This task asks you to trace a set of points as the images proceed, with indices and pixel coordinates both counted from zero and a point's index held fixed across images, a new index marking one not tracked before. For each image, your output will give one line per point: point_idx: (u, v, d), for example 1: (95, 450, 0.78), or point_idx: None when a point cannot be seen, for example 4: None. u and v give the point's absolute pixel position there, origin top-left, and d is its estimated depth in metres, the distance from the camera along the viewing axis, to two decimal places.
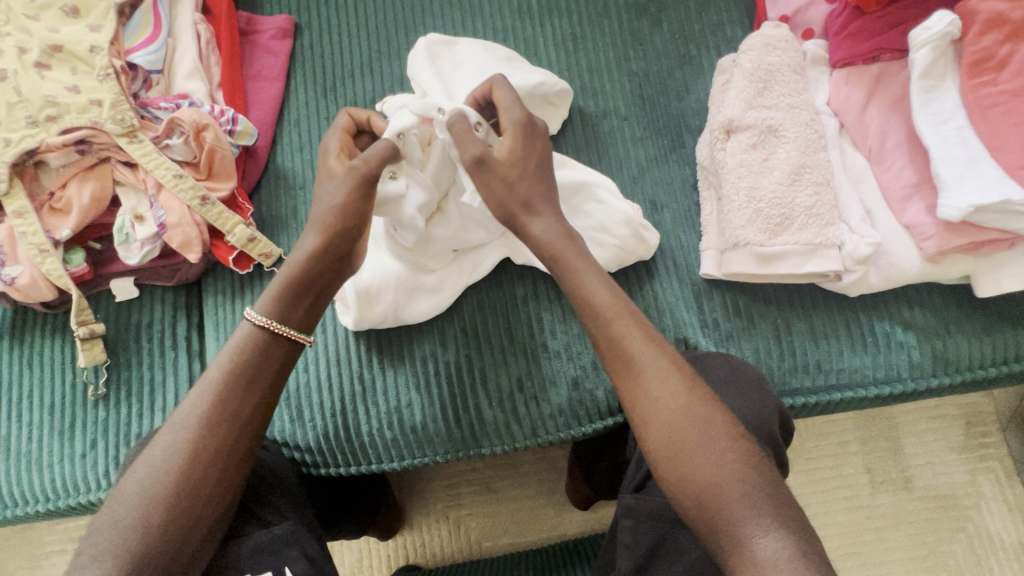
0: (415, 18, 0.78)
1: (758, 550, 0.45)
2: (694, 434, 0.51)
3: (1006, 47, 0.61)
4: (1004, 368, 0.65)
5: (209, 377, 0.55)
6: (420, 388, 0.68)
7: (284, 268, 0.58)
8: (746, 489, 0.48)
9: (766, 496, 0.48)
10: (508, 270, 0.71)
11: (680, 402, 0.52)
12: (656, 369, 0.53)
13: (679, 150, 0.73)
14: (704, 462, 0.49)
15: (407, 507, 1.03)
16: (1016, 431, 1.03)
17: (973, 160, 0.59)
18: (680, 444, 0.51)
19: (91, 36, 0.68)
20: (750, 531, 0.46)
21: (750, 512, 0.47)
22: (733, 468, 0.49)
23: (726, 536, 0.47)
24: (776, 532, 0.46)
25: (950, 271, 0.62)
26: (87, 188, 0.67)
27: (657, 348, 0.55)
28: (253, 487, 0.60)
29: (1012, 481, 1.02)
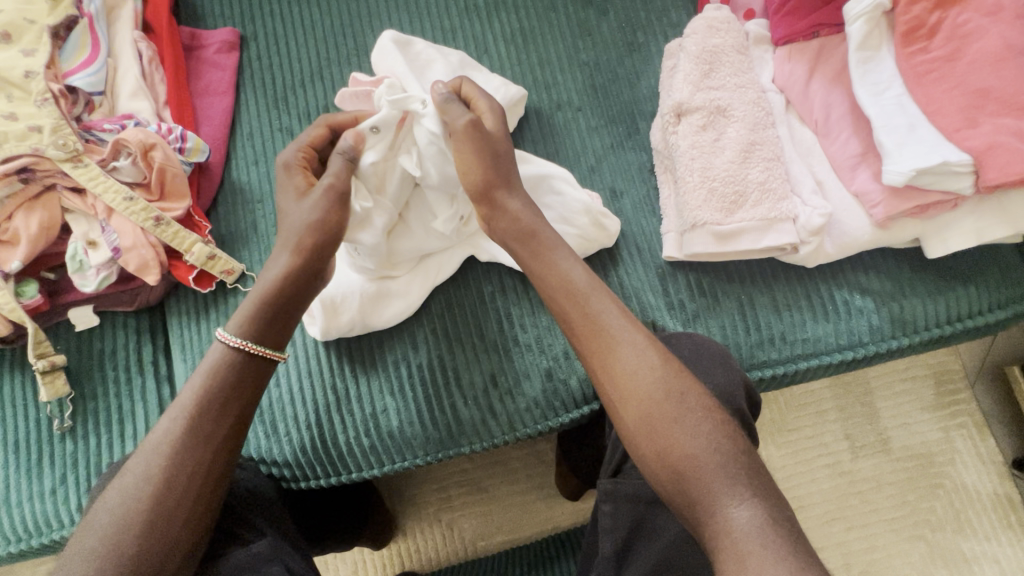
0: (362, 23, 0.78)
1: (730, 521, 0.46)
2: (663, 414, 0.52)
3: (935, 14, 0.63)
4: (960, 325, 0.67)
5: (179, 402, 0.54)
6: (395, 393, 0.67)
7: (259, 286, 0.59)
8: (716, 463, 0.49)
9: (736, 468, 0.49)
10: (474, 268, 0.71)
11: (649, 383, 0.53)
12: (625, 353, 0.55)
13: (634, 137, 0.74)
14: (673, 440, 0.50)
15: (399, 514, 1.03)
16: (983, 386, 1.07)
17: (912, 126, 0.61)
18: (650, 424, 0.52)
19: (26, 61, 0.66)
20: (724, 502, 0.47)
21: (720, 483, 0.48)
22: (702, 443, 0.50)
23: (701, 510, 0.48)
24: (747, 501, 0.47)
25: (900, 234, 0.64)
26: (36, 218, 0.65)
27: (621, 332, 0.56)
28: (231, 507, 0.59)
29: (984, 434, 1.05)
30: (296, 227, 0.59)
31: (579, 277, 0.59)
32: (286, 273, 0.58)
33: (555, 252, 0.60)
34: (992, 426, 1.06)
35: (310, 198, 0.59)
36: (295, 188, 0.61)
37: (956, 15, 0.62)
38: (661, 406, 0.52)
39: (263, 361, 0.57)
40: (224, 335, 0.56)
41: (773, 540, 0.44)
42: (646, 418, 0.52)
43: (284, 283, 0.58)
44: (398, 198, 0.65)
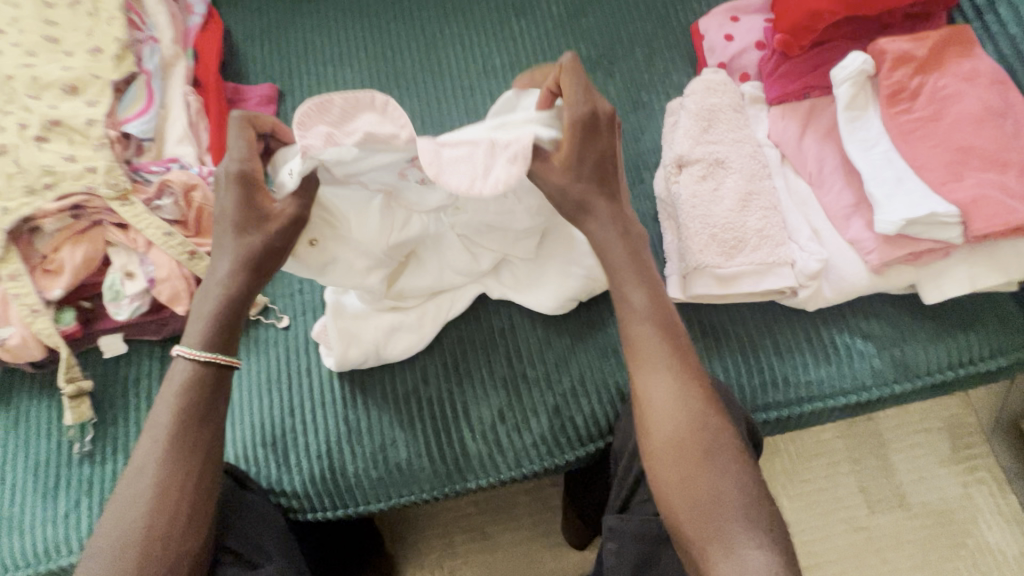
0: (390, 81, 0.85)
1: (747, 563, 0.47)
2: (676, 451, 0.52)
3: (916, 79, 0.68)
4: (962, 370, 0.68)
5: (188, 422, 0.55)
6: (403, 426, 0.69)
7: (206, 298, 0.58)
8: (736, 506, 0.50)
9: (754, 515, 0.49)
10: (486, 304, 0.74)
11: (673, 416, 0.53)
12: (651, 381, 0.55)
13: (639, 186, 0.79)
14: (697, 475, 0.51)
15: (401, 560, 1.02)
16: (1001, 441, 1.06)
17: (900, 179, 0.65)
18: (680, 458, 0.52)
19: (88, 111, 0.73)
20: (743, 544, 0.48)
21: (731, 524, 0.49)
22: (715, 485, 0.50)
23: (721, 549, 0.48)
24: (755, 544, 0.48)
25: (894, 280, 0.66)
26: (81, 250, 0.70)
27: (659, 358, 0.55)
28: (231, 521, 0.59)
29: (1005, 492, 1.03)
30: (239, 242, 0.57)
31: (641, 301, 0.57)
32: (244, 288, 0.58)
33: (627, 273, 0.58)
34: (1015, 483, 1.03)
35: (263, 225, 0.57)
36: (259, 211, 0.57)
37: (935, 80, 0.67)
38: (687, 442, 0.52)
39: (228, 370, 0.58)
40: (189, 352, 0.57)
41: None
42: (674, 451, 0.52)
43: (236, 296, 0.58)
44: (397, 250, 0.66)
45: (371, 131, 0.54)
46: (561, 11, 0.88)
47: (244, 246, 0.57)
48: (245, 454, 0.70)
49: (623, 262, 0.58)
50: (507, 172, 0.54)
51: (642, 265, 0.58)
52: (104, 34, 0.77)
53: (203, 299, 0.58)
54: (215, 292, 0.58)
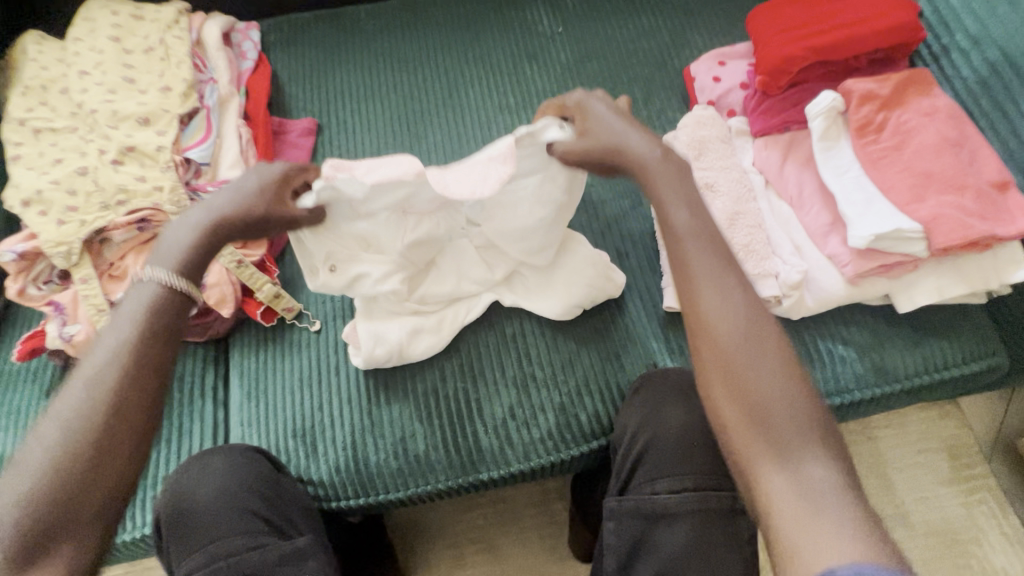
0: (416, 117, 0.96)
1: (806, 476, 0.47)
2: (738, 356, 0.52)
3: (881, 114, 0.77)
4: (938, 374, 0.74)
5: (149, 333, 0.53)
6: (422, 420, 0.76)
7: (179, 235, 0.59)
8: (796, 415, 0.49)
9: (814, 428, 0.49)
10: (498, 310, 0.81)
11: (732, 323, 0.53)
12: (706, 298, 0.54)
13: (639, 208, 0.88)
14: (752, 385, 0.50)
15: (412, 571, 1.06)
16: (1000, 462, 1.09)
17: (870, 201, 0.73)
18: (738, 364, 0.51)
19: (158, 139, 0.84)
20: (803, 455, 0.48)
21: (790, 436, 0.48)
22: (778, 394, 0.50)
23: (779, 459, 0.48)
24: (817, 461, 0.47)
25: (870, 290, 0.73)
26: (143, 258, 0.80)
27: (713, 275, 0.55)
28: (262, 495, 0.65)
29: (1006, 512, 1.06)
30: (225, 200, 0.62)
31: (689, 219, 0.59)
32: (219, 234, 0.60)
33: (678, 195, 0.60)
34: (1015, 504, 1.06)
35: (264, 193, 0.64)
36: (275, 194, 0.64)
37: (898, 115, 0.76)
38: (741, 353, 0.52)
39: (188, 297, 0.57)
40: (159, 274, 0.56)
41: (838, 497, 0.45)
42: (726, 365, 0.52)
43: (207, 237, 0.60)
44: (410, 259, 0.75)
45: (383, 175, 0.65)
46: (569, 56, 0.99)
47: (244, 206, 0.62)
48: (279, 444, 0.76)
49: (672, 183, 0.61)
50: (502, 173, 0.64)
51: (692, 190, 0.61)
52: (173, 76, 0.89)
53: (180, 228, 0.60)
54: (191, 228, 0.60)
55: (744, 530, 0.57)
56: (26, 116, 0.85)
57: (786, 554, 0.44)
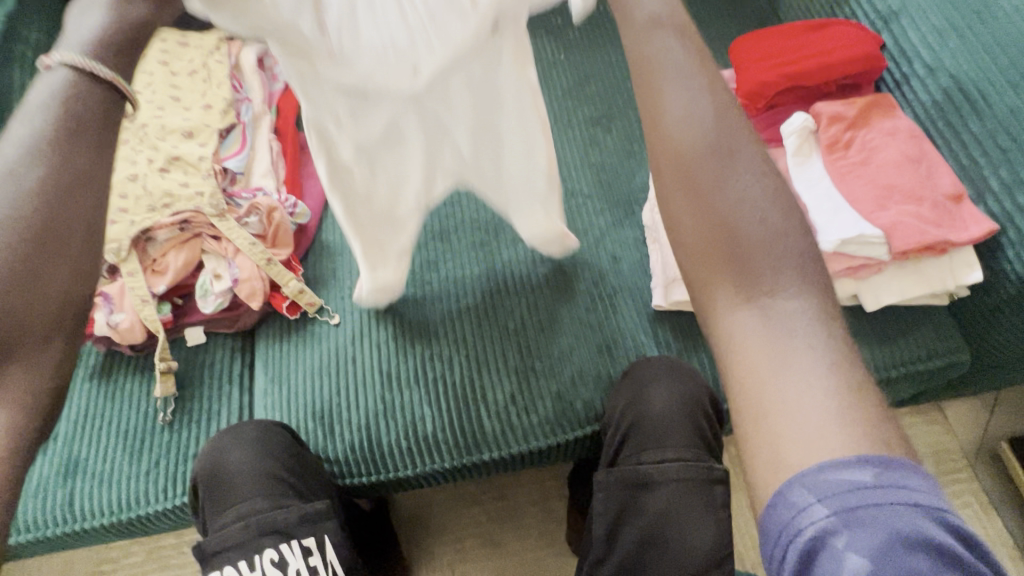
0: None
1: (776, 305, 0.41)
2: (697, 166, 0.44)
3: (848, 133, 0.85)
4: (904, 369, 0.81)
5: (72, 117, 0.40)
6: (431, 404, 0.83)
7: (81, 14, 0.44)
8: (768, 236, 0.42)
9: (793, 251, 0.42)
10: (502, 307, 0.89)
11: (696, 128, 0.44)
12: (670, 111, 0.45)
13: (631, 217, 0.96)
14: (715, 199, 0.43)
15: (415, 564, 1.10)
16: (984, 468, 1.14)
17: (838, 210, 0.80)
18: (705, 173, 0.44)
19: (201, 150, 0.94)
20: (774, 283, 0.41)
21: (758, 263, 0.42)
22: (743, 213, 0.43)
23: (745, 285, 0.41)
24: (792, 295, 0.41)
25: (839, 291, 0.81)
26: (182, 256, 0.88)
27: (685, 94, 0.46)
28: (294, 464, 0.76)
29: (991, 516, 1.10)
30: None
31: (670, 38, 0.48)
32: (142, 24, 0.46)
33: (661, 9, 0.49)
34: (1000, 508, 1.10)
35: None
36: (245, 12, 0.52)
37: (864, 134, 0.85)
38: (704, 159, 0.44)
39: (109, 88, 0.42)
40: (73, 61, 0.41)
41: (809, 329, 0.40)
42: (681, 172, 0.44)
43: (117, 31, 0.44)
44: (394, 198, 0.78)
45: None
46: (569, 80, 1.09)
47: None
48: (300, 424, 0.84)
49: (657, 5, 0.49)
50: None
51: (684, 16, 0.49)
52: (214, 95, 1.00)
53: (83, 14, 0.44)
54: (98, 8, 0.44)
55: (718, 493, 0.67)
56: None
57: (748, 410, 0.39)
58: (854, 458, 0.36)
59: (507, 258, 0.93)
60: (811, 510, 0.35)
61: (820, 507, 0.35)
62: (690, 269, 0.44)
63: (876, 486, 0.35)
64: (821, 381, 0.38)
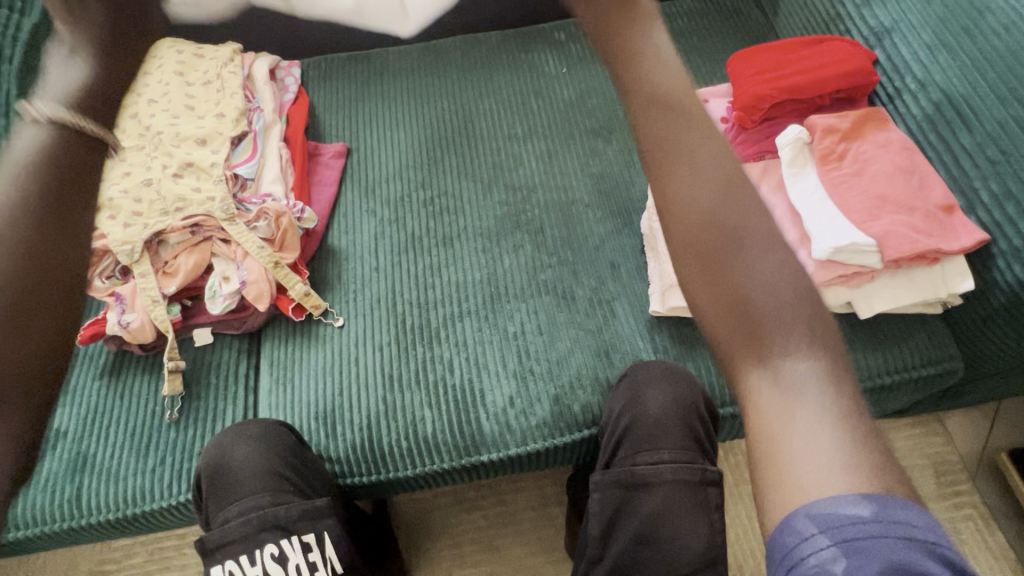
0: (435, 143, 1.09)
1: (792, 372, 0.42)
2: (709, 232, 0.45)
3: (841, 145, 0.87)
4: (897, 376, 0.82)
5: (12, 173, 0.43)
6: (431, 406, 0.85)
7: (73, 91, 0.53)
8: (784, 303, 0.43)
9: (802, 317, 0.44)
10: (502, 310, 0.91)
11: (699, 202, 0.46)
12: (690, 178, 0.47)
13: (630, 225, 0.98)
14: (733, 279, 0.44)
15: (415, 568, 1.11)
16: (984, 479, 1.13)
17: (832, 219, 0.82)
18: (721, 245, 0.45)
19: (213, 157, 0.97)
20: (788, 351, 0.43)
21: (774, 334, 0.43)
22: (763, 286, 0.44)
23: (763, 355, 0.43)
24: (804, 353, 0.43)
25: (834, 299, 0.82)
26: (192, 258, 0.91)
27: (704, 165, 0.47)
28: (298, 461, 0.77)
29: (991, 528, 1.09)
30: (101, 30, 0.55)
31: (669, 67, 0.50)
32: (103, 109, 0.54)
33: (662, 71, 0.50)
34: (1000, 521, 1.10)
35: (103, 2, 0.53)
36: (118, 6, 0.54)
37: (857, 146, 0.87)
38: (716, 233, 0.45)
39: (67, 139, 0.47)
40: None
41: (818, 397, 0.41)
42: (691, 249, 0.46)
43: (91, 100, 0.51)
44: None
45: None
46: (571, 93, 1.12)
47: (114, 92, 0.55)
48: (303, 424, 0.86)
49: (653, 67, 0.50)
50: None
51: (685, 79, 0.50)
52: (227, 104, 1.03)
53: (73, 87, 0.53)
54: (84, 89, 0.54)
55: (711, 495, 0.69)
56: None
57: (764, 455, 0.42)
58: (854, 497, 0.37)
59: (508, 264, 0.95)
60: (813, 539, 0.37)
61: (821, 537, 0.37)
62: (721, 349, 0.45)
63: (874, 520, 0.37)
64: (835, 437, 0.40)
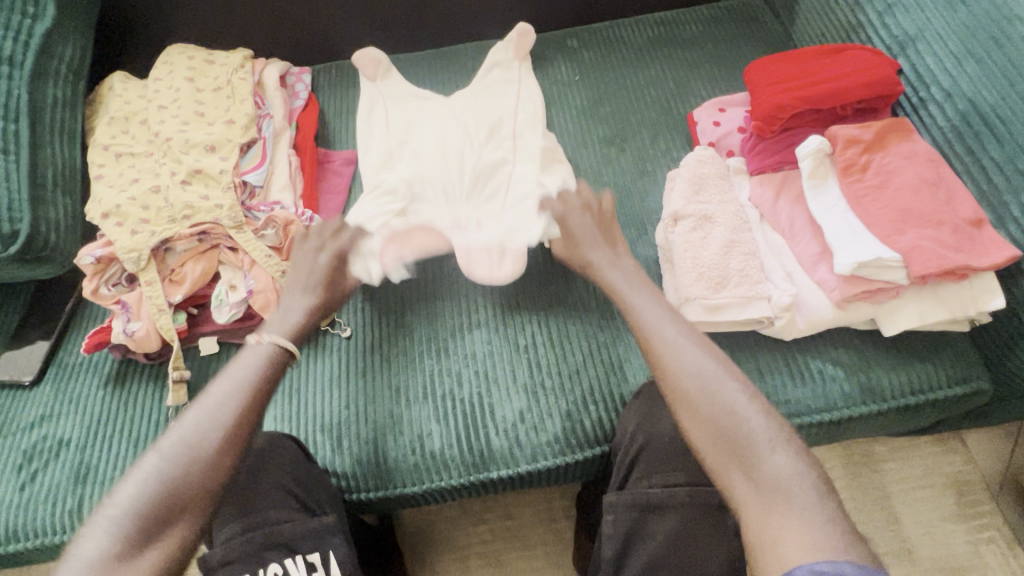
0: None
1: (774, 474, 0.56)
2: (696, 389, 0.63)
3: (864, 156, 0.84)
4: (924, 396, 0.79)
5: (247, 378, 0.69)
6: (440, 420, 0.83)
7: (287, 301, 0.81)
8: (758, 425, 0.59)
9: (778, 428, 0.59)
10: (514, 322, 0.89)
11: (678, 354, 0.67)
12: (670, 352, 0.67)
13: (644, 236, 0.96)
14: (712, 411, 0.61)
15: None
16: (1008, 499, 1.09)
17: (854, 233, 0.80)
18: (699, 393, 0.63)
19: (222, 164, 0.96)
20: (768, 458, 0.57)
21: (757, 448, 0.58)
22: (738, 418, 0.60)
23: (751, 466, 0.57)
24: (780, 455, 0.57)
25: (856, 314, 0.79)
26: (199, 267, 0.90)
27: (674, 337, 0.69)
28: (305, 477, 0.75)
29: (1015, 551, 1.05)
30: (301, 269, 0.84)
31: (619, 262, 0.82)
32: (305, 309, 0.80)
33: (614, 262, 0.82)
34: None
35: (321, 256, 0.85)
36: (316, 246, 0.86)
37: (881, 157, 0.84)
38: (695, 386, 0.63)
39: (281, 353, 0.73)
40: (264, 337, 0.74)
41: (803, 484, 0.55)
42: (678, 396, 0.64)
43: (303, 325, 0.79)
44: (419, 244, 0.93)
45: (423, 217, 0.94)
46: (583, 101, 1.11)
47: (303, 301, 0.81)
48: (308, 438, 0.84)
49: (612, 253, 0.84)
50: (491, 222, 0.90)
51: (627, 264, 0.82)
52: (237, 111, 1.02)
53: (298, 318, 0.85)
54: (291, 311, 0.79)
55: (730, 525, 0.66)
56: (110, 142, 0.99)
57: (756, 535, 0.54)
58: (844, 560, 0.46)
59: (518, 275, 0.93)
60: None
61: None
62: (719, 465, 0.59)
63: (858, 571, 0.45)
64: (818, 527, 0.52)
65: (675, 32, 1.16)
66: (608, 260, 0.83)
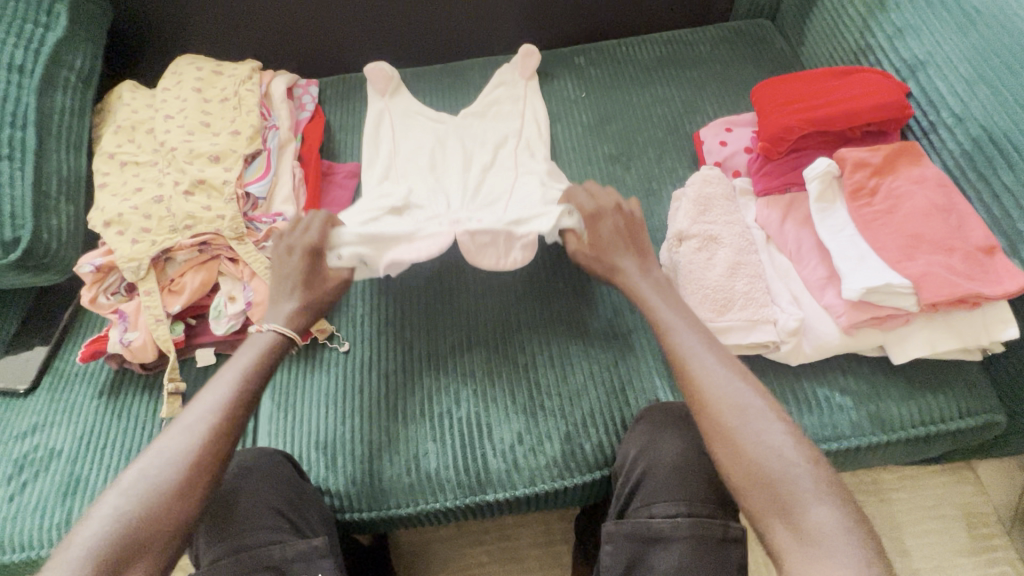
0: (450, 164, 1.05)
1: (815, 526, 0.55)
2: (738, 423, 0.62)
3: (873, 180, 0.83)
4: (934, 427, 0.77)
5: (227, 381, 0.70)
6: (437, 439, 0.81)
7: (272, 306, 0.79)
8: (798, 472, 0.58)
9: (820, 474, 0.58)
10: (515, 339, 0.88)
11: (718, 385, 0.65)
12: (708, 381, 0.65)
13: None
14: (749, 449, 0.60)
15: None
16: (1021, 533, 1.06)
17: (863, 258, 0.78)
18: (738, 426, 0.62)
19: (226, 174, 0.96)
20: (809, 509, 0.56)
21: (800, 494, 0.57)
22: (782, 464, 0.58)
23: (790, 514, 0.56)
24: (821, 508, 0.56)
25: (865, 341, 0.78)
26: (199, 277, 0.90)
27: (713, 367, 0.67)
28: (299, 494, 0.75)
29: None
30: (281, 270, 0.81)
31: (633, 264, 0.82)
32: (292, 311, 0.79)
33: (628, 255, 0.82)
34: None
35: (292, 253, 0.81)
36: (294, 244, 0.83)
37: (890, 182, 0.83)
38: (734, 425, 0.62)
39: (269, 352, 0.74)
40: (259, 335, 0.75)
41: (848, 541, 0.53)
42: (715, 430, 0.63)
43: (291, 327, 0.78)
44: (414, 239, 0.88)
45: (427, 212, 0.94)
46: (590, 118, 1.10)
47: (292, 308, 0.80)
48: (303, 454, 0.82)
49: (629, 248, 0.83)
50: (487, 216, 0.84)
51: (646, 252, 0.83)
52: (243, 121, 1.03)
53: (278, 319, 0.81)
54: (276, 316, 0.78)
55: (733, 554, 0.64)
56: (116, 150, 0.99)
57: None
58: None
59: (520, 293, 0.92)
60: None
61: None
62: (757, 510, 0.58)
63: None
64: None
65: (683, 52, 1.16)
66: (637, 269, 0.81)
